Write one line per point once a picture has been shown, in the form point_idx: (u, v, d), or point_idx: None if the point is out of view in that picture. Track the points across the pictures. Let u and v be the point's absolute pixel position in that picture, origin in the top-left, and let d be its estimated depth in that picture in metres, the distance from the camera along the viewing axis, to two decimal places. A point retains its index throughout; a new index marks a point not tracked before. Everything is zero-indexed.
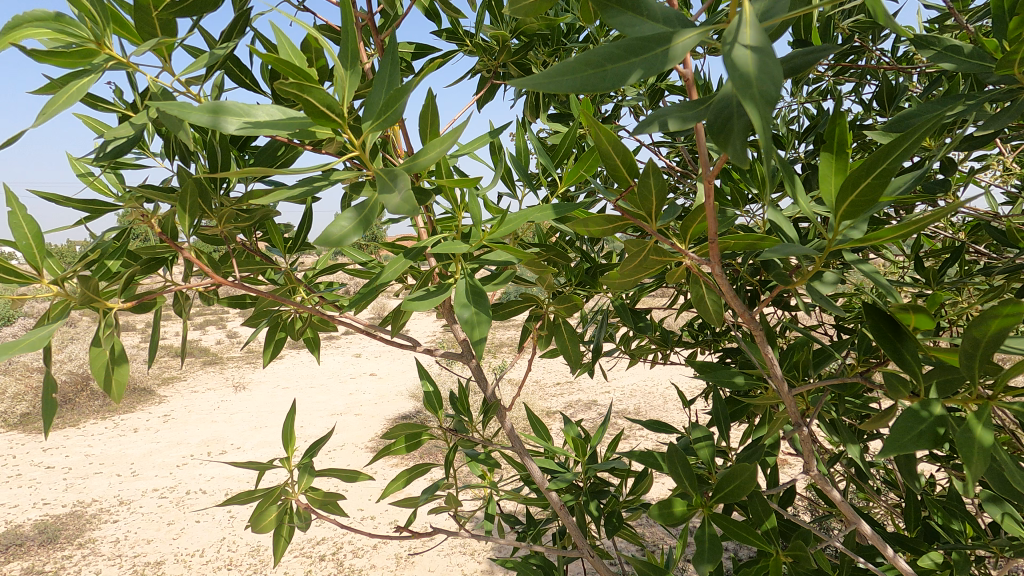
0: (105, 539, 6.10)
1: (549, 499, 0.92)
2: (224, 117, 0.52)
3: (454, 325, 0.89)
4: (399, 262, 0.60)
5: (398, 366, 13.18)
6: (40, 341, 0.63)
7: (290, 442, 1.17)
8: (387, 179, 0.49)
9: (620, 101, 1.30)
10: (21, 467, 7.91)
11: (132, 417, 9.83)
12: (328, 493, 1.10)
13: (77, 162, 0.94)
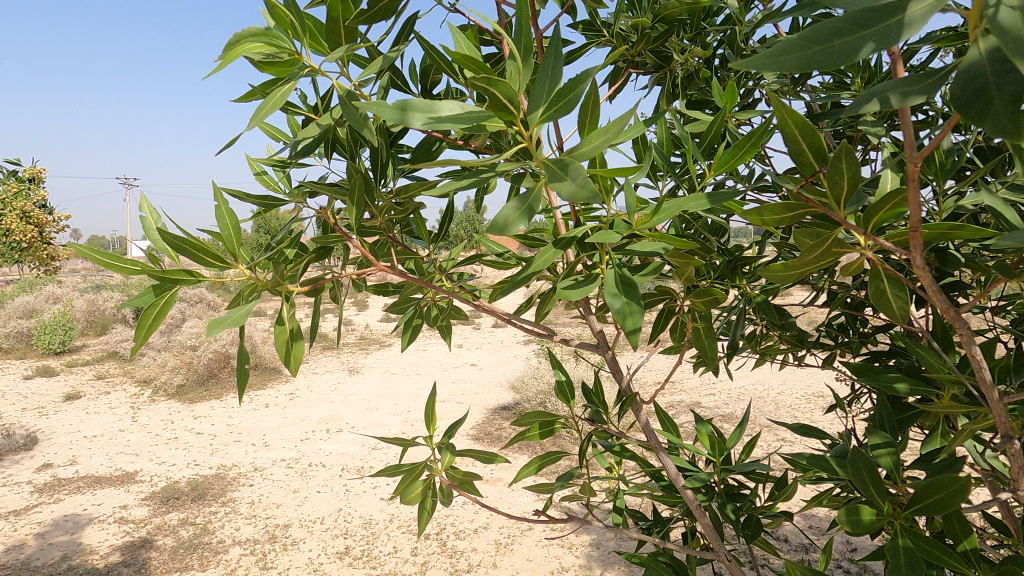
0: (243, 500, 6.87)
1: (687, 498, 0.90)
2: (411, 113, 0.56)
3: (593, 317, 0.89)
4: (548, 252, 0.61)
5: (498, 357, 13.54)
6: (240, 317, 0.72)
7: (431, 422, 1.23)
8: (558, 167, 0.50)
9: (758, 85, 1.21)
10: (178, 431, 9.12)
11: (264, 395, 10.97)
12: (467, 473, 1.14)
13: (254, 163, 1.06)
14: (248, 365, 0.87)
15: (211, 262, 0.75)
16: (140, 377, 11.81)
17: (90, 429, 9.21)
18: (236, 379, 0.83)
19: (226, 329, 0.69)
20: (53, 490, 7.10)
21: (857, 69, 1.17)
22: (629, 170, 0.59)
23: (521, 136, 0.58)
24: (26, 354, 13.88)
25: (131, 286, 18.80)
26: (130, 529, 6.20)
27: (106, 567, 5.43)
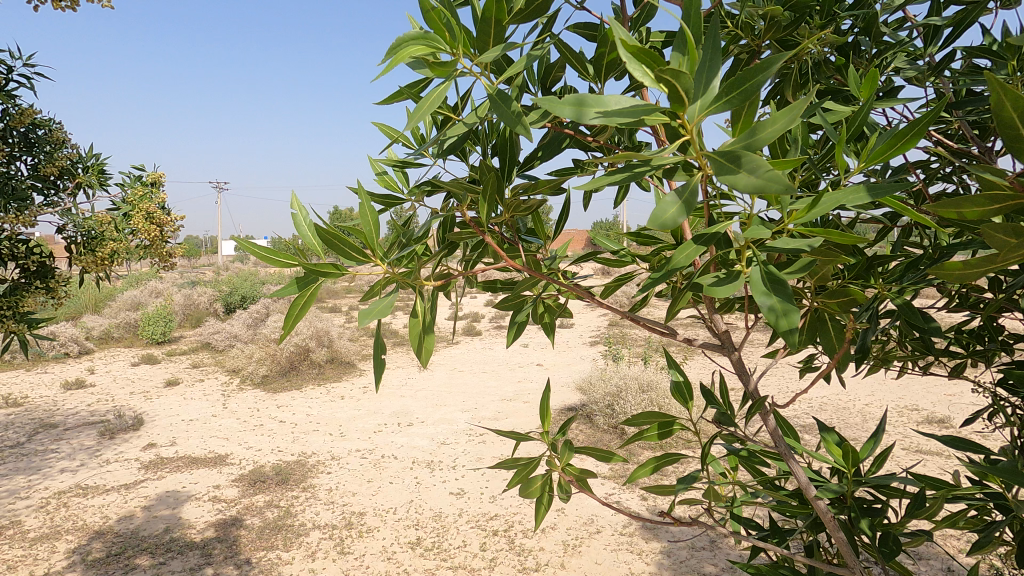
0: (322, 486, 7.23)
1: (820, 508, 0.87)
2: (586, 109, 0.56)
3: (717, 316, 0.86)
4: (688, 246, 0.60)
5: (564, 358, 13.51)
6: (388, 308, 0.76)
7: (547, 418, 1.25)
8: (729, 161, 0.52)
9: (898, 71, 1.13)
10: (263, 419, 9.73)
11: (340, 388, 11.49)
12: (584, 470, 1.14)
13: (374, 161, 1.09)
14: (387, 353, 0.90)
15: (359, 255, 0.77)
16: (229, 366, 12.70)
17: (186, 413, 10.00)
18: (377, 369, 0.86)
19: (379, 320, 0.73)
20: (156, 467, 7.76)
21: (1012, 51, 1.07)
22: (795, 162, 0.56)
23: (681, 130, 0.57)
24: (133, 343, 15.28)
25: (221, 283, 20.28)
26: (222, 508, 6.67)
27: (202, 541, 5.87)
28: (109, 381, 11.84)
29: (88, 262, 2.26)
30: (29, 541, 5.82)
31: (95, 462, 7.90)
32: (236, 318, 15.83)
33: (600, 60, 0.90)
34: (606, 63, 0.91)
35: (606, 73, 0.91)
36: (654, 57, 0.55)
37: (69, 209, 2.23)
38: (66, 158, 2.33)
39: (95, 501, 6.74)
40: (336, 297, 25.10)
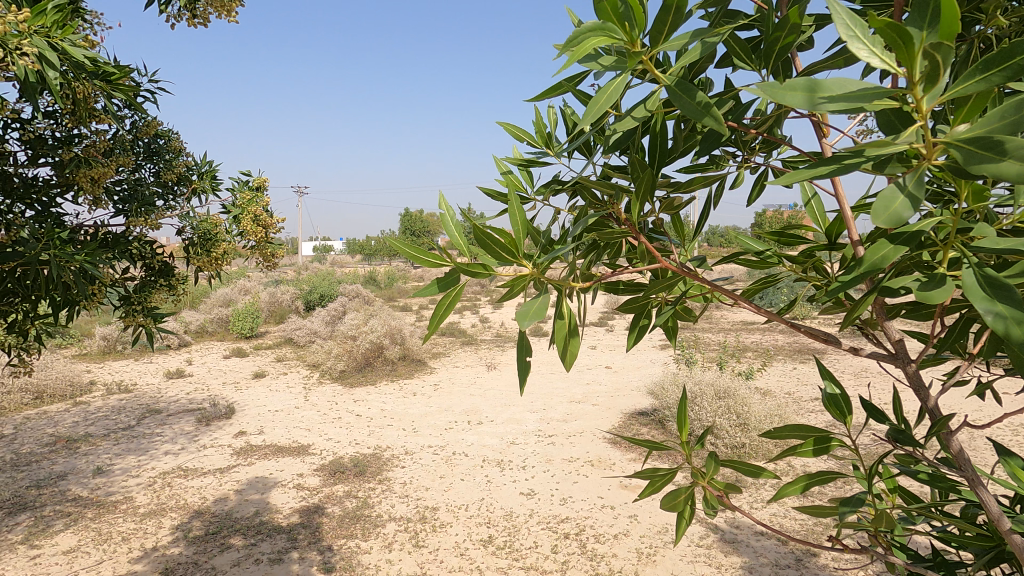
0: (397, 479, 7.45)
1: (1017, 543, 0.83)
2: (823, 96, 0.54)
3: (889, 324, 0.87)
4: (885, 247, 0.65)
5: (634, 361, 13.26)
6: (541, 313, 0.73)
7: (684, 429, 1.21)
8: (989, 151, 0.51)
9: None
10: (341, 412, 10.18)
11: (412, 384, 11.84)
12: (732, 484, 1.08)
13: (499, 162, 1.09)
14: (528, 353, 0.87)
15: (506, 256, 0.76)
16: (310, 361, 13.39)
17: (272, 404, 10.63)
18: (521, 371, 0.83)
19: (537, 323, 0.71)
20: (247, 454, 8.31)
21: None
22: None
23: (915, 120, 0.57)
24: (224, 337, 16.44)
25: (302, 282, 21.43)
26: (305, 495, 7.03)
27: (288, 526, 6.20)
28: (205, 372, 12.81)
29: (203, 262, 2.43)
30: (139, 516, 6.38)
31: (194, 447, 8.55)
32: (316, 315, 16.69)
33: (772, 45, 0.84)
34: (779, 48, 0.84)
35: (775, 60, 0.84)
36: (906, 32, 0.50)
37: (188, 212, 2.41)
38: (183, 166, 2.52)
39: (194, 483, 7.29)
40: (407, 296, 25.89)
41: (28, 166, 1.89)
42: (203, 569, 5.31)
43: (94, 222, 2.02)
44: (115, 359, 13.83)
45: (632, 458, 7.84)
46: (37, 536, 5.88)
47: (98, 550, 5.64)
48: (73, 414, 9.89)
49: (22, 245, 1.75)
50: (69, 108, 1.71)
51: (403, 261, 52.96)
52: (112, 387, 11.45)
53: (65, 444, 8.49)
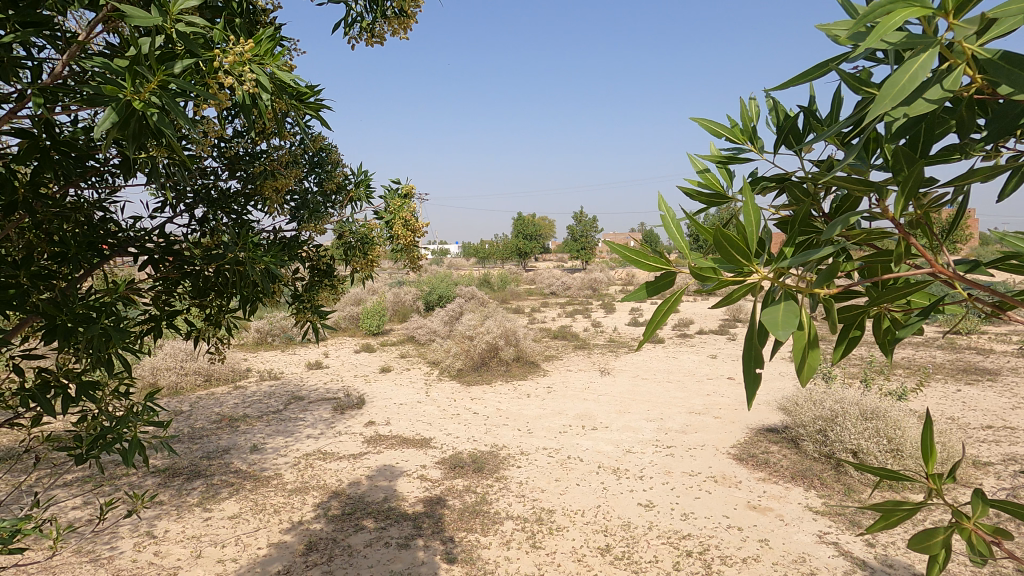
0: (513, 479, 7.57)
1: None
2: None
3: None
4: None
5: (760, 373, 12.34)
6: (790, 320, 0.75)
7: (931, 459, 1.08)
8: None
9: None
10: (460, 409, 10.59)
11: (526, 386, 12.01)
12: (1003, 529, 0.93)
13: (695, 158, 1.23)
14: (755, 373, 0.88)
15: (736, 260, 0.84)
16: (430, 358, 14.08)
17: (398, 397, 11.33)
18: (753, 385, 0.83)
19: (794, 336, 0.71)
20: (376, 443, 8.92)
21: None
22: None
23: None
24: (355, 333, 17.82)
25: (422, 283, 22.64)
26: (428, 486, 7.39)
27: (414, 514, 6.54)
28: (339, 365, 13.98)
29: (360, 264, 2.64)
30: (287, 491, 7.09)
31: (331, 433, 9.36)
32: (435, 315, 17.54)
33: None
34: None
35: None
36: None
37: (346, 219, 2.64)
38: (342, 177, 2.75)
39: (332, 466, 7.97)
40: (519, 298, 26.29)
41: (224, 180, 2.17)
42: (340, 546, 5.78)
43: (275, 228, 2.26)
44: (266, 349, 15.56)
45: (761, 478, 7.28)
46: (209, 500, 6.76)
47: (255, 518, 6.36)
48: (234, 397, 11.28)
49: (222, 249, 2.02)
50: (262, 128, 1.93)
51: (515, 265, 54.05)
52: (264, 374, 12.90)
53: (229, 423, 9.70)
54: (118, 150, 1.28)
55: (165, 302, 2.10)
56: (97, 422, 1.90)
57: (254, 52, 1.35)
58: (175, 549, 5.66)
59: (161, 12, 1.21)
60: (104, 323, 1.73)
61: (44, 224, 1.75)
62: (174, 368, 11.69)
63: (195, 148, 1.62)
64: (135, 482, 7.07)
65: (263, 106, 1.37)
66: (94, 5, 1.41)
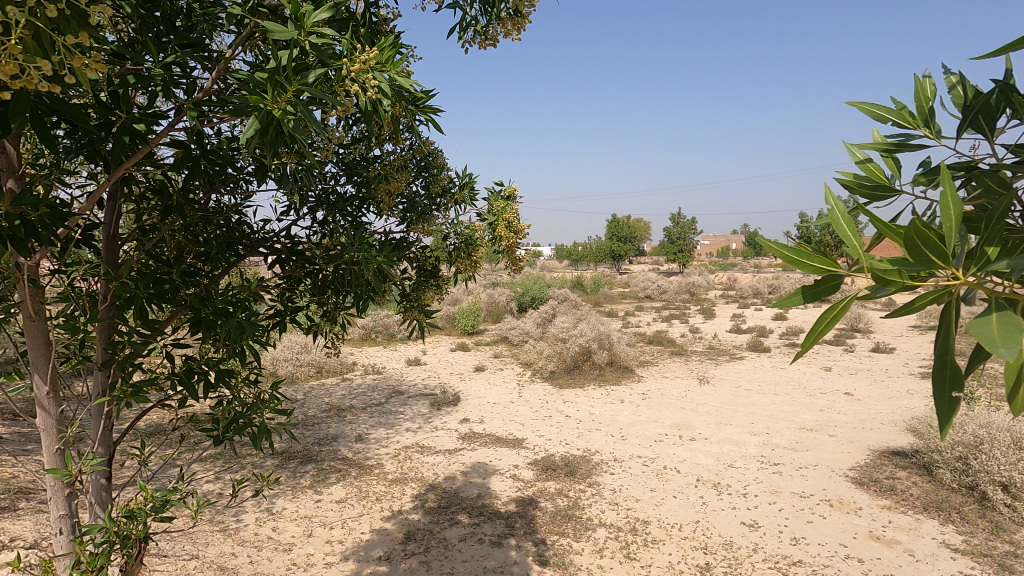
0: (607, 485, 7.41)
1: None
2: None
3: None
4: None
5: (884, 389, 11.14)
6: (1010, 337, 0.69)
7: None
8: None
9: None
10: (552, 411, 10.57)
11: (620, 391, 11.74)
12: None
13: (856, 153, 1.27)
14: (957, 392, 0.89)
15: (932, 264, 0.84)
16: (523, 359, 14.19)
17: (491, 396, 11.53)
18: (956, 408, 0.85)
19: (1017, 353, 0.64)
20: (471, 439, 9.13)
21: None
22: None
23: None
24: (451, 332, 18.40)
25: (516, 284, 22.89)
26: (521, 486, 7.42)
27: (506, 513, 6.60)
28: (436, 362, 14.51)
29: (464, 264, 2.69)
30: (388, 481, 7.45)
31: (428, 427, 9.72)
32: (529, 317, 17.66)
33: None
34: None
35: None
36: None
37: (453, 221, 2.72)
38: (449, 179, 2.83)
39: (429, 459, 8.26)
40: (612, 301, 25.77)
41: (342, 184, 2.31)
42: (436, 538, 5.97)
43: (387, 229, 2.37)
44: (370, 345, 16.51)
45: (886, 506, 6.55)
46: (319, 484, 7.27)
47: (359, 504, 6.74)
48: (341, 388, 12.07)
49: (340, 249, 2.13)
50: (379, 133, 2.03)
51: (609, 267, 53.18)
52: (368, 368, 13.69)
53: (337, 412, 10.39)
54: (259, 157, 1.39)
55: (289, 298, 2.26)
56: (232, 407, 2.08)
57: (377, 60, 1.41)
58: (290, 526, 6.14)
59: (297, 26, 1.30)
60: (239, 317, 1.88)
61: (192, 226, 1.95)
62: (291, 360, 12.74)
63: (321, 153, 1.72)
64: (258, 462, 7.77)
65: (384, 111, 1.43)
66: (239, 23, 1.54)
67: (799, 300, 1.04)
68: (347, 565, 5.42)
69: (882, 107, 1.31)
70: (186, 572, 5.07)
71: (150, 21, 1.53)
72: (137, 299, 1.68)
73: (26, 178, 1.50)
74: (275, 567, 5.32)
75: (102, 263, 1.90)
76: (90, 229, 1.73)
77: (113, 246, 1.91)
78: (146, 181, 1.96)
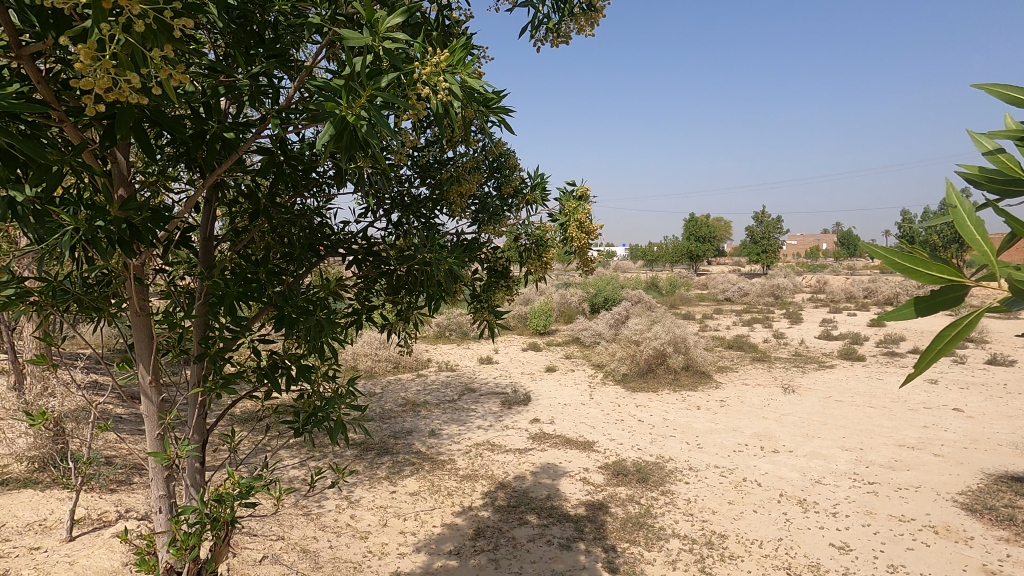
0: (681, 495, 7.13)
1: None
2: None
3: None
4: None
5: (1001, 406, 9.99)
6: None
7: None
8: None
9: None
10: (624, 415, 10.34)
11: (696, 397, 11.28)
12: None
13: (981, 142, 1.14)
14: None
15: None
16: (595, 361, 14.00)
17: (562, 397, 11.46)
18: None
19: None
20: (541, 440, 9.11)
21: None
22: None
23: None
24: (522, 331, 18.49)
25: (589, 284, 22.64)
26: (591, 490, 7.30)
27: (576, 517, 6.52)
28: (507, 361, 14.63)
29: (534, 265, 2.66)
30: (459, 477, 7.58)
31: (499, 426, 9.81)
32: (601, 318, 17.40)
33: None
34: None
35: None
36: None
37: (523, 221, 2.70)
38: (520, 179, 2.81)
39: (499, 457, 8.34)
40: (688, 303, 24.86)
41: (416, 186, 2.35)
42: (505, 537, 6.00)
43: (458, 230, 2.39)
44: (444, 343, 16.93)
45: (1003, 538, 5.85)
46: (394, 476, 7.53)
47: (431, 498, 6.92)
48: (417, 384, 12.46)
49: (413, 250, 2.17)
50: (451, 134, 2.04)
51: (685, 268, 51.40)
52: (442, 365, 14.04)
53: (412, 407, 10.74)
54: (334, 161, 1.44)
55: (365, 297, 2.34)
56: (311, 401, 2.17)
57: (448, 62, 1.41)
58: (367, 515, 6.41)
59: (371, 33, 1.33)
60: (318, 315, 1.95)
61: (278, 228, 2.06)
62: (370, 355, 13.31)
63: (394, 157, 1.75)
64: (338, 451, 8.18)
65: (454, 113, 1.43)
66: (319, 33, 1.60)
67: (910, 313, 0.97)
68: (419, 556, 5.58)
69: (1015, 87, 1.15)
70: (273, 552, 5.42)
71: (241, 34, 1.62)
72: (227, 297, 1.79)
73: (134, 185, 1.64)
74: (353, 553, 5.56)
75: (199, 263, 2.05)
76: (187, 230, 1.87)
77: (209, 248, 2.06)
78: (238, 186, 2.09)
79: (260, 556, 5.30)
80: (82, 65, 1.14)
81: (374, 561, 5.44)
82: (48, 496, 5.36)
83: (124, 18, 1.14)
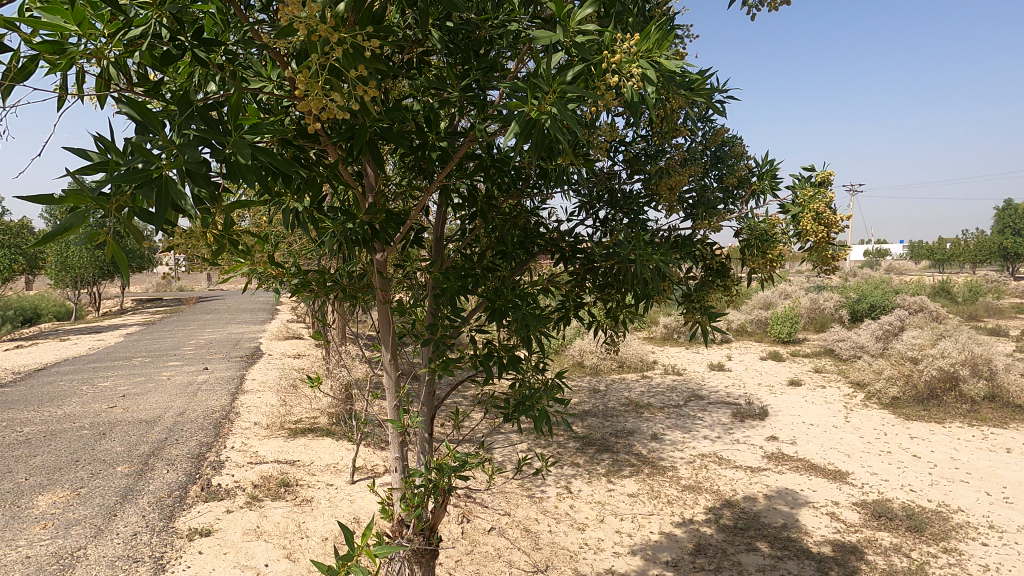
0: (974, 558, 5.57)
1: None
2: None
3: None
4: None
5: None
6: None
7: None
8: None
9: None
10: (892, 445, 8.55)
11: (1005, 436, 8.72)
12: None
13: None
14: None
15: None
16: (852, 377, 11.87)
17: (808, 416, 10.02)
18: None
19: None
20: (779, 460, 8.11)
21: None
22: None
23: None
24: (762, 339, 16.72)
25: (850, 288, 19.30)
26: (841, 528, 6.21)
27: (819, 555, 5.62)
28: (743, 370, 13.39)
29: (757, 263, 2.39)
30: (681, 486, 7.21)
31: (728, 439, 9.04)
32: (866, 327, 14.64)
33: None
34: None
35: None
36: None
37: (746, 213, 2.44)
38: (747, 168, 2.54)
39: (727, 473, 7.69)
40: (1002, 316, 19.32)
41: (627, 182, 2.32)
42: (730, 560, 5.50)
43: (669, 226, 2.29)
44: (672, 345, 16.31)
45: None
46: (613, 474, 7.56)
47: (650, 502, 6.74)
48: (641, 384, 12.31)
49: (618, 247, 2.14)
50: (659, 125, 1.97)
51: (996, 270, 40.04)
52: (668, 368, 13.57)
53: (635, 407, 10.62)
54: (531, 160, 1.52)
55: (575, 294, 2.39)
56: (522, 390, 2.31)
57: (641, 47, 1.37)
58: (585, 508, 6.56)
59: (564, 29, 1.38)
60: (524, 309, 2.06)
61: (496, 228, 2.26)
62: (596, 353, 13.60)
63: (595, 153, 1.76)
64: (562, 443, 8.56)
65: (649, 99, 1.36)
66: (520, 38, 1.69)
67: None
68: (634, 560, 5.48)
69: None
70: (500, 525, 5.95)
71: (457, 53, 1.83)
72: (448, 291, 2.05)
73: (377, 193, 1.98)
74: (570, 542, 5.75)
75: (431, 258, 2.38)
76: (419, 230, 2.17)
77: (439, 246, 2.38)
78: (464, 193, 2.35)
79: (488, 527, 5.88)
80: (310, 93, 1.43)
81: (589, 554, 5.54)
82: (340, 445, 6.80)
83: (331, 48, 1.39)
